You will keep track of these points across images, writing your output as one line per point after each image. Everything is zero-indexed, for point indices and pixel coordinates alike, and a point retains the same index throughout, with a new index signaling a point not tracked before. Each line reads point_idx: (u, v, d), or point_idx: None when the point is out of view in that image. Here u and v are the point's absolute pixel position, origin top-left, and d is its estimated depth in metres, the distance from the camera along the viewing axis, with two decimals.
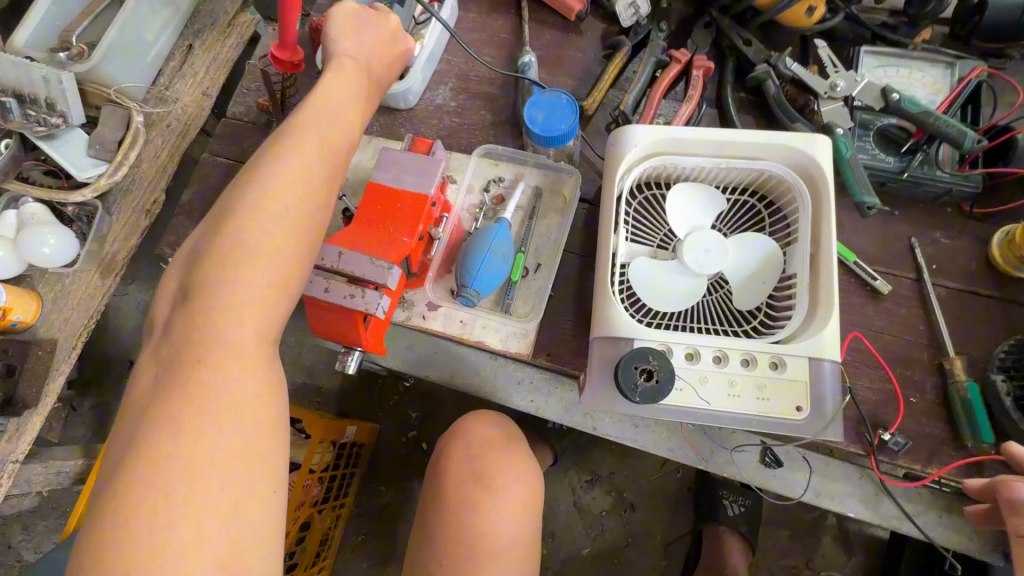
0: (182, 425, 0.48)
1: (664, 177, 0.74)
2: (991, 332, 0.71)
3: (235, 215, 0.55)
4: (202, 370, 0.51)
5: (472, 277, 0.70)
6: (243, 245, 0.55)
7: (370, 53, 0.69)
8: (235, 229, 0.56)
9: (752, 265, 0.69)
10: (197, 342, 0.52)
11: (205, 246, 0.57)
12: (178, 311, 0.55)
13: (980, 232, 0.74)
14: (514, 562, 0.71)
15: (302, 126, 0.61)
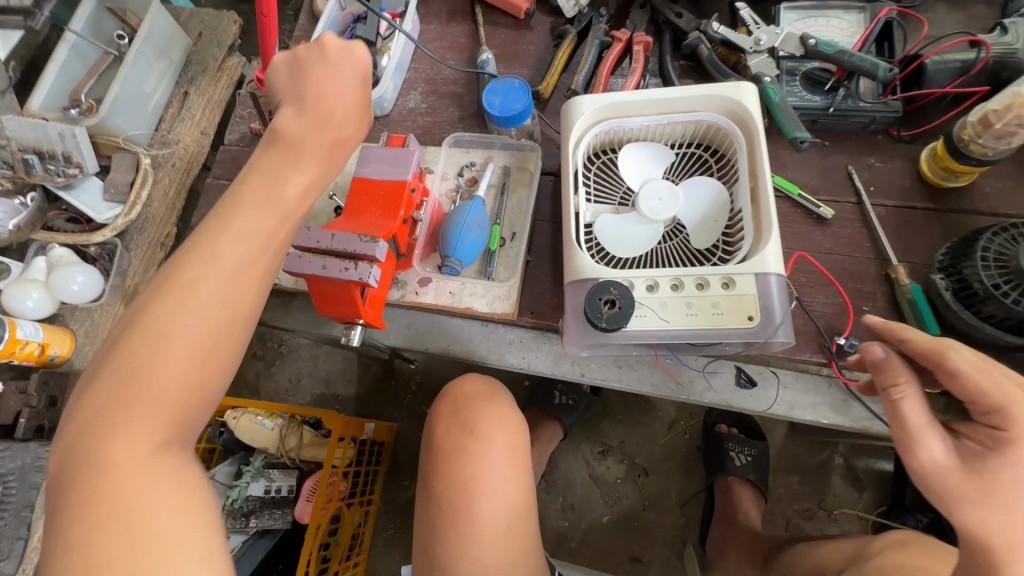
0: (103, 513, 0.48)
1: (615, 141, 0.82)
2: (932, 239, 0.77)
3: (162, 294, 0.55)
4: (119, 453, 0.51)
5: (453, 247, 0.79)
6: (170, 315, 0.54)
7: (319, 106, 0.65)
8: (167, 297, 0.55)
9: (703, 207, 0.76)
10: (118, 410, 0.52)
11: (128, 323, 0.55)
12: (93, 390, 0.53)
13: (911, 153, 0.81)
14: (503, 503, 0.75)
15: (243, 200, 0.61)
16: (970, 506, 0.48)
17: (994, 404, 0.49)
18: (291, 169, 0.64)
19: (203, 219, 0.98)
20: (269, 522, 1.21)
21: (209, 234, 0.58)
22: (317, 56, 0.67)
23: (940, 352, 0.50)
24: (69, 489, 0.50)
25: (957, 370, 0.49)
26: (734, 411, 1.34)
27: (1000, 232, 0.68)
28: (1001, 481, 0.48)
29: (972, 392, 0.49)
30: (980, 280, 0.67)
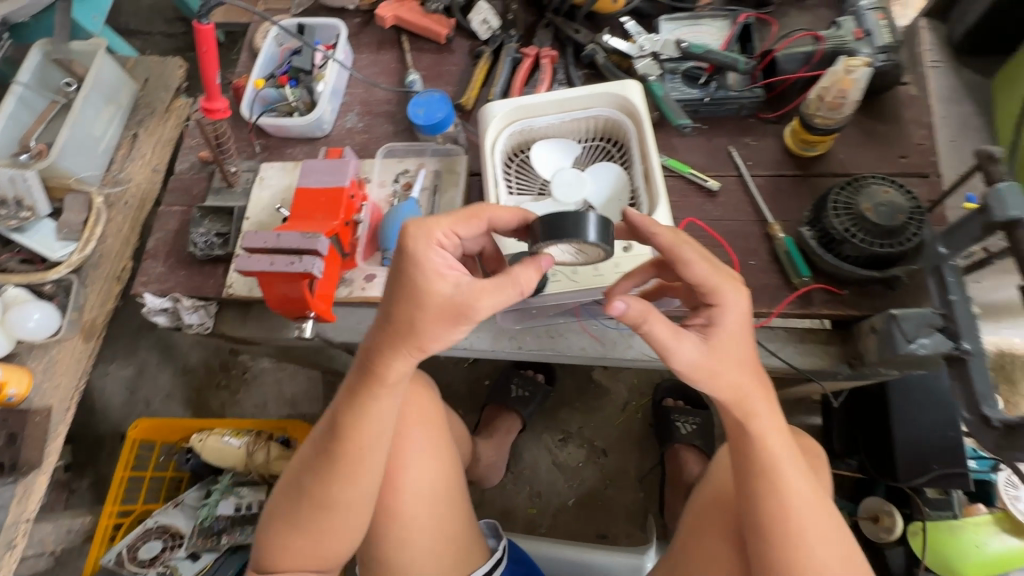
0: (318, 525, 0.73)
1: (529, 140, 0.94)
2: (801, 200, 0.91)
3: (354, 404, 0.69)
4: (326, 493, 0.72)
5: (391, 241, 0.91)
6: (347, 469, 0.71)
7: (431, 298, 0.62)
8: (343, 455, 0.71)
9: (608, 188, 0.87)
10: (325, 462, 0.72)
11: (339, 405, 0.71)
12: (317, 447, 0.73)
13: (779, 131, 0.96)
14: (426, 471, 0.82)
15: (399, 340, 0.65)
16: (709, 375, 0.61)
17: (711, 285, 0.62)
18: (404, 342, 0.64)
19: (159, 242, 1.04)
20: (242, 537, 1.21)
21: (359, 406, 0.70)
22: (435, 241, 0.64)
23: (676, 250, 0.63)
24: (298, 506, 0.73)
25: (691, 261, 0.62)
26: (679, 386, 1.45)
27: (845, 186, 0.82)
28: (725, 347, 0.62)
29: (699, 278, 0.62)
30: (835, 227, 0.80)
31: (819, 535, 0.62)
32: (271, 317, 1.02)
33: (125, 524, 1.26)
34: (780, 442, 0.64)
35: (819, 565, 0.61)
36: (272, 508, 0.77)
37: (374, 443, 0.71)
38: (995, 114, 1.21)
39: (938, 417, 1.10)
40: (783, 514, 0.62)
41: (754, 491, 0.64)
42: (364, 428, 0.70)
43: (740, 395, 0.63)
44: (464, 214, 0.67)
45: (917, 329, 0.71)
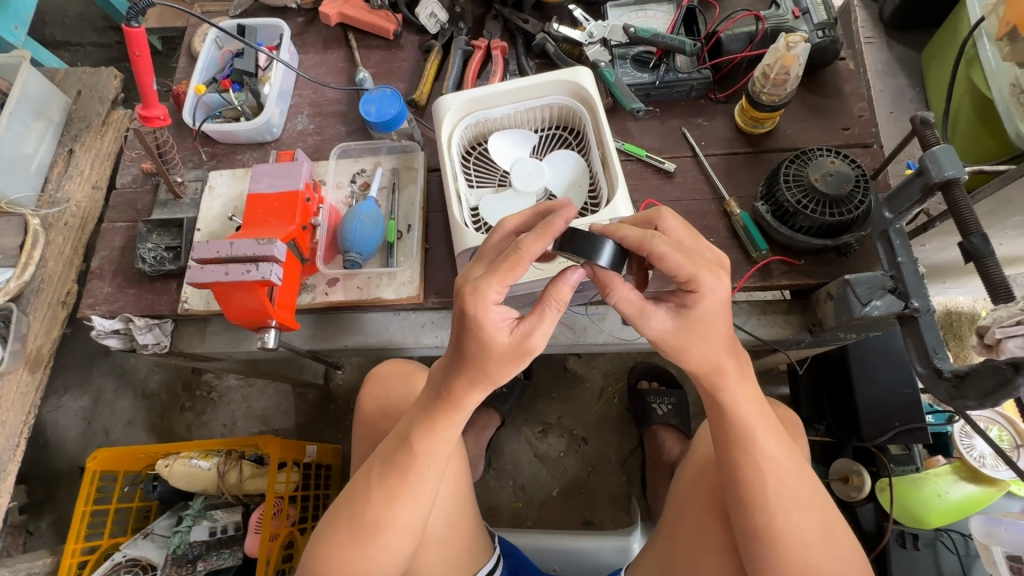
0: (370, 544, 0.68)
1: (485, 132, 0.93)
2: (754, 176, 0.94)
3: (434, 422, 0.67)
4: (392, 512, 0.68)
5: (351, 242, 0.87)
6: (414, 486, 0.68)
7: (494, 350, 0.59)
8: (414, 469, 0.68)
9: (567, 175, 0.87)
10: (397, 480, 0.68)
11: (416, 419, 0.68)
12: (386, 461, 0.69)
13: (728, 110, 0.98)
14: (447, 487, 0.83)
15: (475, 371, 0.62)
16: (672, 351, 0.63)
17: (687, 276, 0.58)
18: (473, 380, 0.63)
19: (103, 261, 0.98)
20: (218, 562, 1.18)
21: (430, 427, 0.67)
22: (486, 301, 0.56)
23: (647, 246, 0.57)
24: (359, 518, 0.69)
25: (662, 254, 0.57)
26: (652, 368, 1.47)
27: (794, 160, 0.84)
28: (698, 329, 0.61)
29: (675, 269, 0.58)
30: (787, 199, 0.83)
31: (795, 499, 0.64)
32: (232, 330, 0.98)
33: (91, 562, 1.17)
34: (754, 409, 0.66)
35: (796, 529, 0.63)
36: (326, 524, 0.72)
37: (438, 464, 0.69)
38: (927, 85, 1.28)
39: (895, 375, 1.16)
40: (760, 480, 0.64)
41: (730, 458, 0.66)
42: (431, 449, 0.68)
43: (714, 365, 0.64)
44: (503, 270, 0.56)
45: (870, 292, 0.75)
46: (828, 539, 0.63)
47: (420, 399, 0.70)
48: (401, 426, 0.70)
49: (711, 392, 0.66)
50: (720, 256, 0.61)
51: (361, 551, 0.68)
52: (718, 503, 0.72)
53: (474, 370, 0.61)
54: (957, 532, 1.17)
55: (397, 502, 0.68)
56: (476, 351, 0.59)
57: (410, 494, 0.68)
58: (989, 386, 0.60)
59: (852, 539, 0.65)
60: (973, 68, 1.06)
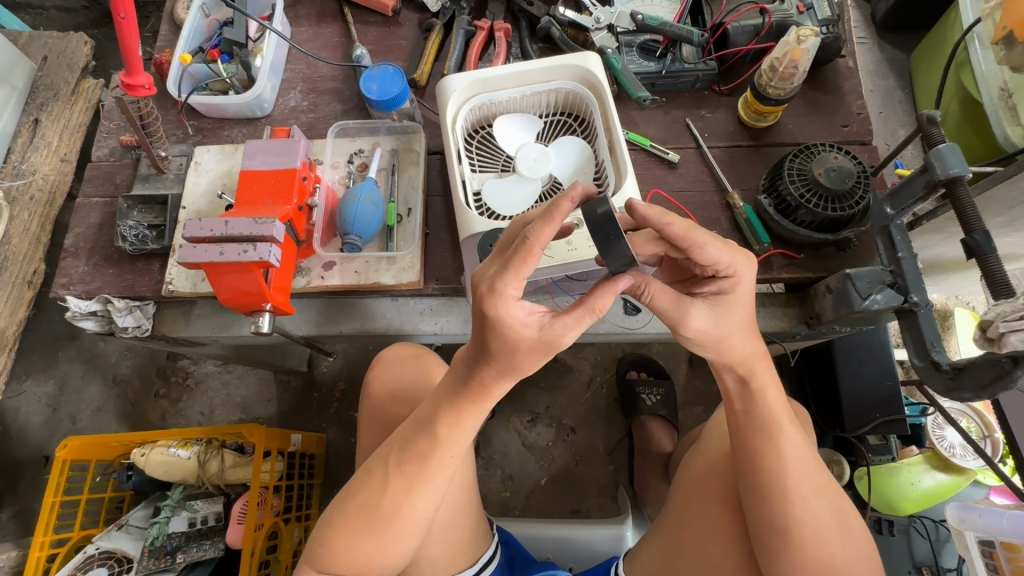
0: (389, 532, 0.67)
1: (489, 116, 0.91)
2: (755, 169, 0.94)
3: (455, 410, 0.66)
4: (411, 502, 0.67)
5: (351, 224, 0.84)
6: (433, 475, 0.67)
7: (519, 344, 0.58)
8: (434, 457, 0.66)
9: (573, 162, 0.86)
10: (415, 466, 0.66)
11: (438, 407, 0.67)
12: (405, 447, 0.67)
13: (731, 104, 0.99)
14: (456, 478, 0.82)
15: (500, 361, 0.60)
16: (712, 339, 0.65)
17: (727, 261, 0.61)
18: (501, 371, 0.61)
19: (79, 239, 0.92)
20: (199, 553, 1.14)
21: (459, 414, 0.66)
22: (508, 299, 0.56)
23: (691, 237, 0.57)
24: (375, 507, 0.67)
25: (703, 244, 0.58)
26: (641, 360, 1.48)
27: (798, 154, 0.85)
28: (729, 315, 0.64)
29: (715, 256, 0.60)
30: (790, 193, 0.83)
31: (812, 489, 0.66)
32: (219, 314, 0.95)
33: (61, 555, 1.11)
34: (776, 396, 0.69)
35: (813, 519, 0.64)
36: (334, 509, 0.70)
37: (461, 452, 0.68)
38: (915, 87, 1.31)
39: (878, 368, 1.19)
40: (779, 472, 0.65)
41: (750, 450, 0.67)
42: (457, 437, 0.67)
43: (744, 358, 0.67)
44: (516, 265, 0.54)
45: (870, 286, 0.76)
46: (840, 528, 0.65)
47: (442, 383, 0.68)
48: (423, 410, 0.68)
49: (743, 379, 0.68)
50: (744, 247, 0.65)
51: (380, 540, 0.67)
52: (730, 497, 0.74)
53: (499, 360, 0.60)
54: (929, 519, 1.23)
55: (417, 491, 0.67)
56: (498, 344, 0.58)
57: (433, 480, 0.67)
58: (987, 378, 0.62)
59: (862, 526, 0.67)
60: (963, 70, 1.09)
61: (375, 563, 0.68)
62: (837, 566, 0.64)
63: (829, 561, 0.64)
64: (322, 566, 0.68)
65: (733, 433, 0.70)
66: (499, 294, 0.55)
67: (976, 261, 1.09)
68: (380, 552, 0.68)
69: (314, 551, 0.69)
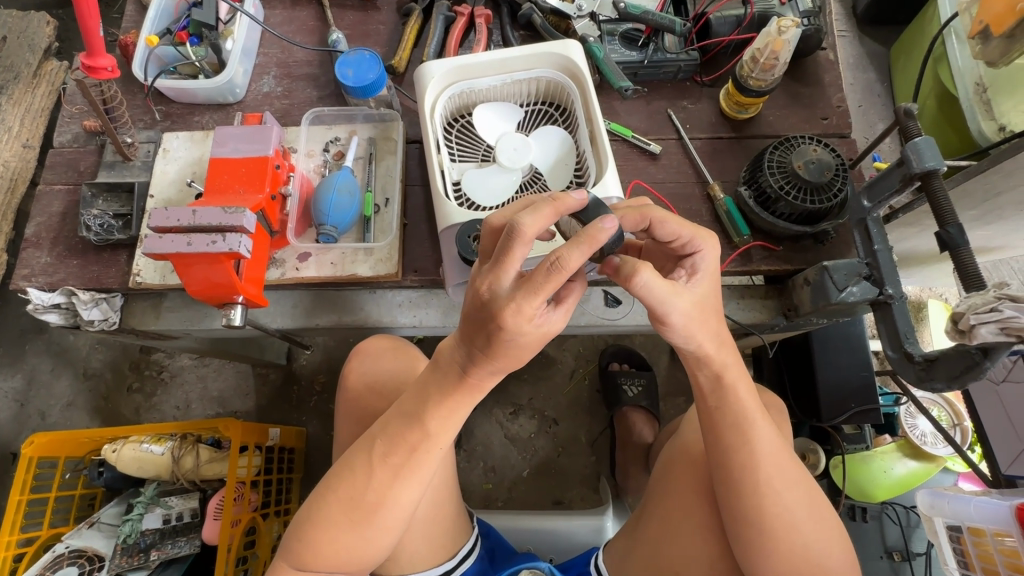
0: (372, 530, 0.66)
1: (469, 105, 0.89)
2: (737, 161, 0.94)
3: (440, 402, 0.64)
4: (393, 498, 0.65)
5: (325, 215, 0.82)
6: (413, 468, 0.66)
7: (528, 346, 0.57)
8: (418, 450, 0.65)
9: (554, 153, 0.84)
10: (402, 460, 0.65)
11: (422, 401, 0.65)
12: (387, 439, 0.66)
13: (713, 95, 0.98)
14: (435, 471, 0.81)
15: (496, 357, 0.58)
16: (695, 328, 0.62)
17: (688, 232, 0.62)
18: (498, 368, 0.60)
19: (41, 229, 0.89)
20: (173, 550, 1.12)
21: (446, 408, 0.64)
22: (529, 319, 0.54)
23: (645, 216, 0.62)
24: (358, 500, 0.65)
25: (663, 220, 0.62)
26: (622, 351, 1.49)
27: (778, 146, 0.85)
28: (711, 292, 0.63)
29: (676, 231, 0.62)
30: (770, 185, 0.83)
31: (785, 482, 0.66)
32: (191, 306, 0.92)
33: (28, 554, 1.08)
34: (744, 390, 0.68)
35: (785, 510, 0.65)
36: (312, 504, 0.68)
37: (446, 446, 0.67)
38: (894, 81, 1.32)
39: (854, 359, 1.21)
40: (752, 463, 0.66)
41: (722, 443, 0.67)
42: (445, 428, 0.66)
43: (720, 342, 0.65)
44: (545, 287, 0.53)
45: (847, 279, 0.76)
46: (813, 519, 0.66)
47: (424, 377, 0.66)
48: (404, 403, 0.67)
49: (716, 375, 0.68)
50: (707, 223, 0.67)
51: (365, 537, 0.66)
52: (711, 488, 0.74)
53: (493, 355, 0.58)
54: (901, 505, 1.27)
55: (405, 487, 0.66)
56: (504, 346, 0.56)
57: (422, 473, 0.66)
58: (957, 369, 0.63)
59: (835, 515, 0.68)
60: (940, 65, 1.10)
61: (363, 557, 0.67)
62: (811, 556, 0.65)
63: (802, 553, 0.65)
64: (302, 562, 0.67)
65: (705, 427, 0.70)
66: (520, 314, 0.53)
67: (948, 254, 1.14)
68: (367, 548, 0.67)
69: (291, 547, 0.67)
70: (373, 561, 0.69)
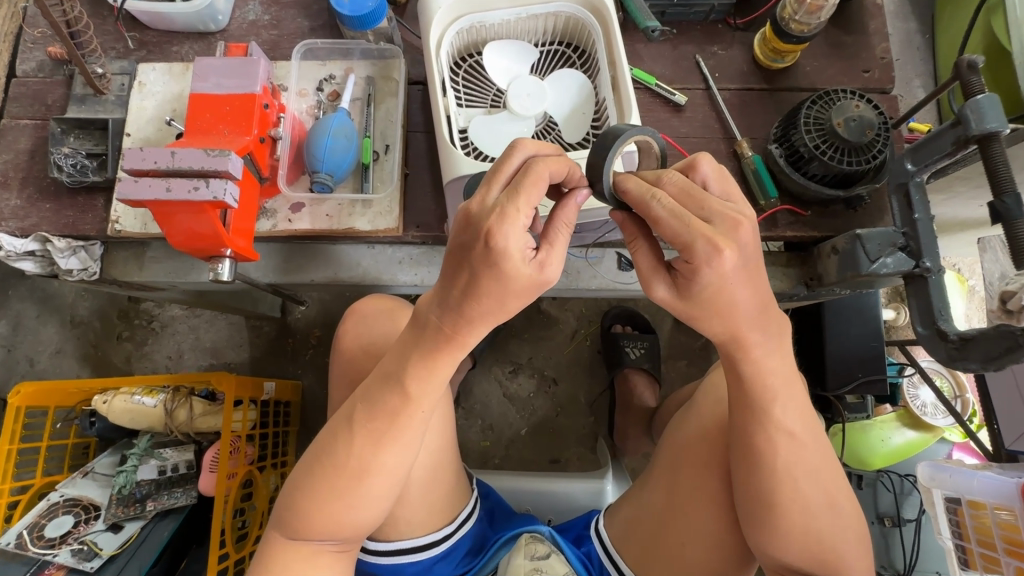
0: (355, 499, 0.63)
1: (478, 43, 0.81)
2: (768, 115, 0.87)
3: (415, 373, 0.60)
4: (373, 469, 0.62)
5: (320, 161, 0.75)
6: (398, 433, 0.62)
7: (515, 275, 0.50)
8: (399, 414, 0.62)
9: (570, 101, 0.76)
10: (385, 427, 0.62)
11: (398, 369, 0.61)
12: (371, 406, 0.62)
13: (746, 41, 0.89)
14: (433, 435, 0.79)
15: (469, 307, 0.54)
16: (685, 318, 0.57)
17: (682, 243, 0.51)
18: (483, 318, 0.55)
19: (8, 168, 0.81)
20: (170, 501, 1.10)
21: (429, 368, 0.60)
22: (517, 223, 0.48)
23: (644, 206, 0.53)
24: (333, 463, 0.62)
25: (657, 219, 0.52)
26: (626, 313, 1.45)
27: (817, 100, 0.78)
28: (705, 300, 0.54)
29: (669, 236, 0.52)
30: (804, 144, 0.77)
31: (798, 467, 0.63)
32: (175, 258, 0.86)
33: (22, 502, 1.07)
34: (778, 378, 0.62)
35: (797, 495, 0.62)
36: (299, 472, 0.65)
37: (430, 408, 0.63)
38: (936, 32, 1.22)
39: (866, 329, 1.18)
40: (771, 450, 0.62)
41: (745, 429, 0.63)
42: (426, 392, 0.62)
43: (734, 331, 0.57)
44: (532, 189, 0.50)
45: (880, 249, 0.71)
46: (830, 506, 0.63)
47: (407, 333, 0.62)
48: (386, 364, 0.63)
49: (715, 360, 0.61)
50: (728, 218, 0.52)
51: (351, 505, 0.63)
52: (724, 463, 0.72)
53: (480, 299, 0.52)
54: (896, 473, 1.27)
55: (387, 453, 0.62)
56: (486, 272, 0.50)
57: (412, 437, 0.63)
58: (995, 351, 0.59)
59: (850, 503, 0.65)
60: (994, 16, 1.01)
61: (351, 526, 0.64)
62: (824, 538, 0.63)
63: (814, 534, 0.63)
64: (297, 531, 0.63)
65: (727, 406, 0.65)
66: (505, 216, 0.48)
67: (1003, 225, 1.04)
68: (359, 517, 0.64)
69: (279, 513, 0.65)
70: (366, 529, 0.66)
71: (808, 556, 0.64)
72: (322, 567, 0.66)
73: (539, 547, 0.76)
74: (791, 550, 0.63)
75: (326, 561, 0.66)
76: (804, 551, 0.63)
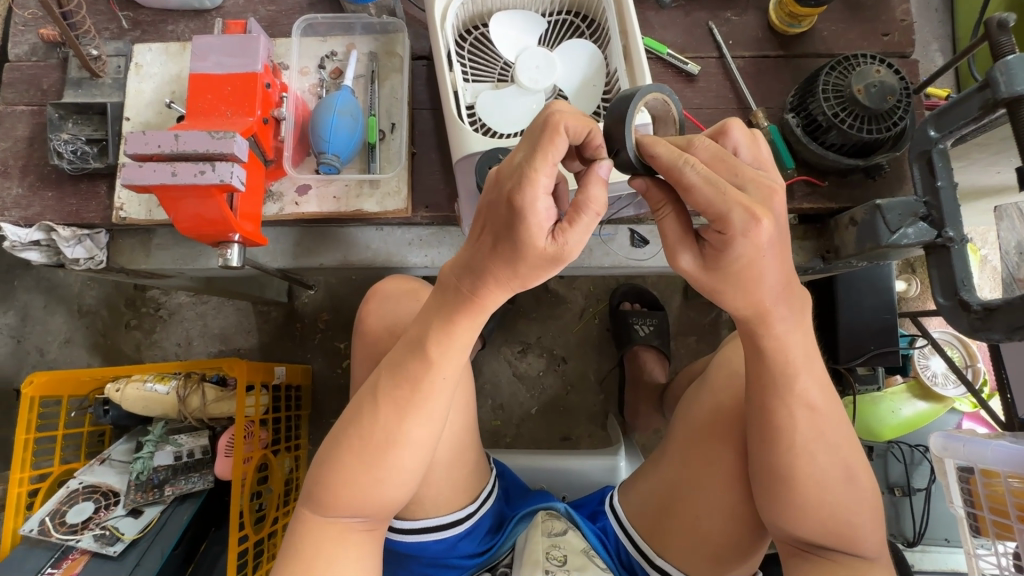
0: (381, 471, 0.63)
1: (484, 15, 0.78)
2: (783, 84, 0.84)
3: (440, 339, 0.60)
4: (399, 440, 0.62)
5: (325, 141, 0.73)
6: (423, 402, 0.62)
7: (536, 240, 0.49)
8: (423, 382, 0.61)
9: (581, 73, 0.74)
10: (411, 397, 0.62)
11: (424, 336, 0.61)
12: (397, 377, 0.62)
13: (761, 6, 0.86)
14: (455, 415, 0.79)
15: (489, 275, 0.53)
16: (711, 291, 0.56)
17: (716, 213, 0.49)
18: (505, 282, 0.54)
19: (7, 156, 0.80)
20: (188, 486, 1.11)
21: (449, 330, 0.60)
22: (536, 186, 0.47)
23: (676, 172, 0.50)
24: (361, 433, 0.63)
25: (690, 186, 0.50)
26: (634, 290, 1.44)
27: (836, 66, 0.75)
28: (735, 271, 0.53)
29: (702, 205, 0.50)
30: (822, 112, 0.75)
31: (816, 442, 0.62)
32: (182, 244, 0.85)
33: (43, 489, 1.09)
34: (800, 353, 0.61)
35: (817, 471, 0.62)
36: (326, 448, 0.65)
37: (455, 375, 0.63)
38: None
39: (879, 301, 1.17)
40: (790, 425, 0.62)
41: (763, 405, 0.63)
42: (448, 356, 0.61)
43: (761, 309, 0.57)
44: (548, 148, 0.47)
45: (901, 220, 0.70)
46: (849, 479, 0.63)
47: (432, 304, 0.61)
48: (411, 334, 0.62)
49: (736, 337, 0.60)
50: (764, 187, 0.51)
51: (378, 477, 0.63)
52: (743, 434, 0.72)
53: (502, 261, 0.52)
54: (907, 444, 1.28)
55: (413, 425, 0.62)
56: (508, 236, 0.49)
57: (437, 409, 0.63)
58: (1020, 320, 0.58)
59: (868, 475, 0.65)
60: None
61: (380, 501, 0.64)
62: (842, 509, 0.63)
63: (830, 508, 0.62)
64: (326, 508, 0.64)
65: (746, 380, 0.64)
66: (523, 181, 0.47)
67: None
68: (389, 491, 0.64)
69: (308, 490, 0.65)
70: (395, 505, 0.66)
71: (823, 530, 0.63)
72: (352, 548, 0.65)
73: (555, 524, 0.77)
74: (810, 524, 0.63)
75: (356, 540, 0.66)
76: (817, 526, 0.63)
